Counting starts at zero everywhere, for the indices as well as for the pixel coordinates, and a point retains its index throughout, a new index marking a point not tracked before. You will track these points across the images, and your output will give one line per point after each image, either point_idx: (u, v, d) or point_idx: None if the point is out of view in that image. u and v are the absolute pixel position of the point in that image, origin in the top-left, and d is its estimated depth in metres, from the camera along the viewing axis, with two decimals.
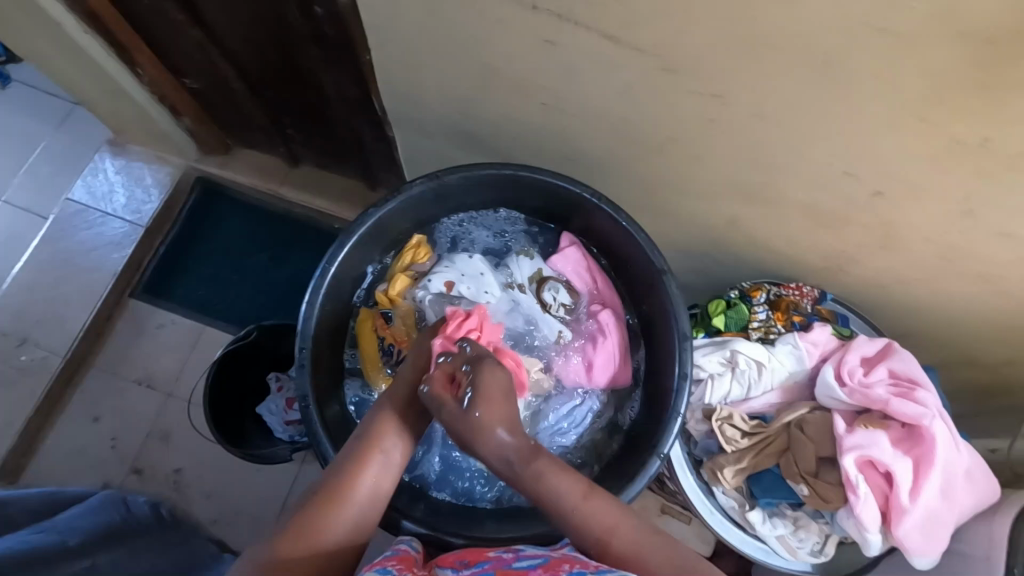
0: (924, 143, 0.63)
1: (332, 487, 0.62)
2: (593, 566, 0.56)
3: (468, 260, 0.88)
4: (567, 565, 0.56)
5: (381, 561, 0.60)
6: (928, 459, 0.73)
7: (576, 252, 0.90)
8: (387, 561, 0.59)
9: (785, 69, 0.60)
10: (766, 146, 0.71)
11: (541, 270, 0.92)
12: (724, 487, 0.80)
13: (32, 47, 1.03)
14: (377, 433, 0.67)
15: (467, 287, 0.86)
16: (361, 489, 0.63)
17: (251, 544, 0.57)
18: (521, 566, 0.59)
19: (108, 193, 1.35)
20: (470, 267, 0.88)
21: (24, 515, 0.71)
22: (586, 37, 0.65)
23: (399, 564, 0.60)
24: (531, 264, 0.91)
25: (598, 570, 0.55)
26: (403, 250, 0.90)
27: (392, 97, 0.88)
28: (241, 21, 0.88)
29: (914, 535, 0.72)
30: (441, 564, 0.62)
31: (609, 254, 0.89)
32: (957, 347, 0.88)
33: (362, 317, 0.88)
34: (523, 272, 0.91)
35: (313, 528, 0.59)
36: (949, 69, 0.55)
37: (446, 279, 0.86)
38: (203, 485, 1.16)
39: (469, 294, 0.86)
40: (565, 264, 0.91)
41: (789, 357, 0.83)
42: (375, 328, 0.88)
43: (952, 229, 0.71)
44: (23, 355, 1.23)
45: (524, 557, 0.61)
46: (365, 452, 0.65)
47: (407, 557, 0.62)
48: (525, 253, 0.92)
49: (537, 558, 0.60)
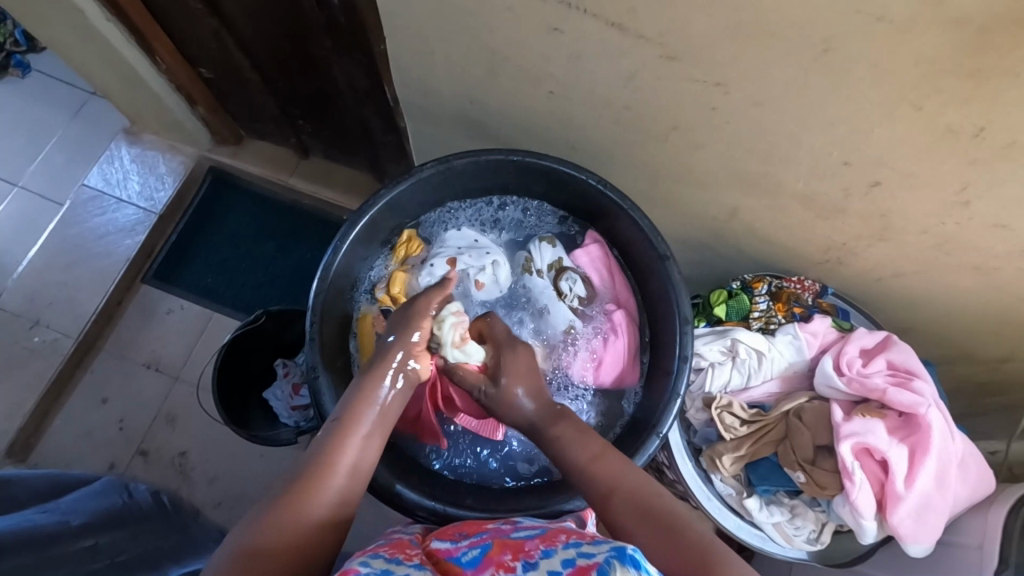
0: (919, 134, 0.63)
1: (316, 460, 0.62)
2: (589, 537, 0.54)
3: (457, 232, 0.92)
4: (564, 536, 0.56)
5: (374, 547, 0.58)
6: (923, 447, 0.73)
7: (599, 249, 0.91)
8: (381, 547, 0.58)
9: (783, 58, 0.60)
10: (766, 136, 0.71)
11: (562, 259, 0.93)
12: (722, 474, 0.81)
13: (55, 35, 1.07)
14: (359, 404, 0.68)
15: (469, 258, 0.89)
16: (346, 459, 0.63)
17: (240, 528, 0.55)
18: (519, 536, 0.59)
19: (122, 180, 1.40)
20: (463, 241, 0.91)
21: (26, 494, 0.86)
22: (592, 25, 0.65)
23: (392, 549, 0.59)
24: (552, 252, 0.93)
25: (595, 540, 0.52)
26: (396, 246, 0.92)
27: (404, 86, 0.90)
28: (256, 12, 0.91)
29: (907, 522, 0.73)
30: (441, 536, 0.63)
31: (625, 253, 0.89)
32: (958, 339, 0.88)
33: (365, 316, 0.88)
34: (543, 258, 0.92)
35: (300, 499, 0.58)
36: (947, 58, 0.54)
37: (448, 256, 0.89)
38: (208, 468, 1.22)
39: (471, 263, 0.89)
40: (586, 258, 0.92)
41: (789, 347, 0.85)
42: (375, 325, 0.87)
43: (949, 220, 0.71)
44: (35, 336, 1.28)
45: (522, 527, 0.61)
46: (348, 427, 0.65)
47: (400, 543, 0.61)
48: (549, 240, 0.93)
49: (536, 529, 0.60)
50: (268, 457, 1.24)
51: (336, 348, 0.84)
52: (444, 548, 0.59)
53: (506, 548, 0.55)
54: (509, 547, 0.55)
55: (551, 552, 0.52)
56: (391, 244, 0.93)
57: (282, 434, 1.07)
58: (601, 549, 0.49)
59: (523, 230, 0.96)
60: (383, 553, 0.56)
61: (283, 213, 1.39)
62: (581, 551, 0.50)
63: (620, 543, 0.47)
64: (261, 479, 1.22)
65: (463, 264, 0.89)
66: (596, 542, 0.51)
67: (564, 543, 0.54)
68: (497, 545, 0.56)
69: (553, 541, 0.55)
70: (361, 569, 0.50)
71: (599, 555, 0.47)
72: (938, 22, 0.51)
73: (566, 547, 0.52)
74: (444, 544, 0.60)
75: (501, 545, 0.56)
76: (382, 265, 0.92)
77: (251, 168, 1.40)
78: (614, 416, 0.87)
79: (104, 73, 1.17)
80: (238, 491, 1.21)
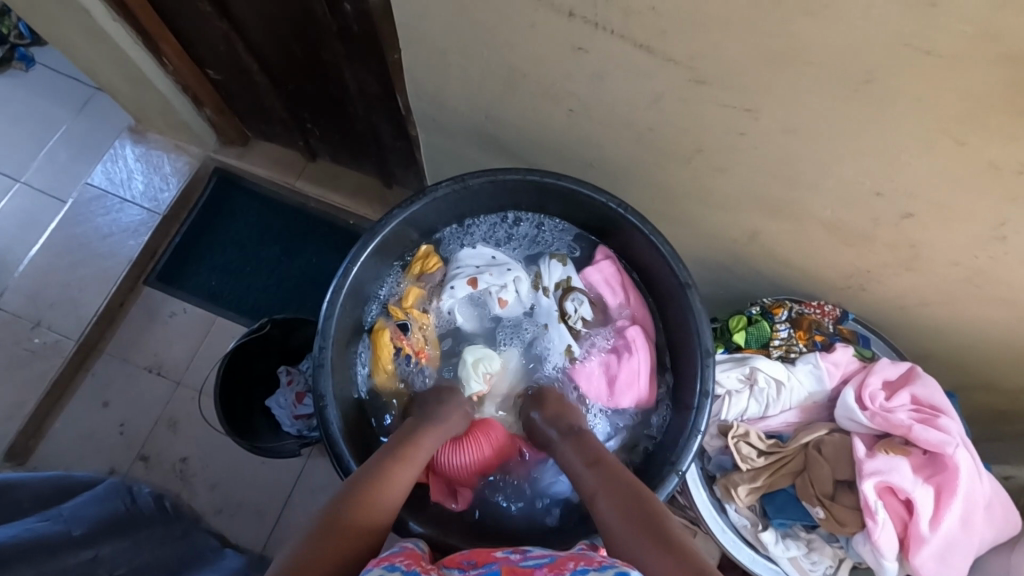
0: (959, 167, 0.60)
1: (369, 473, 0.65)
2: (597, 562, 0.52)
3: (473, 251, 0.91)
4: (573, 562, 0.53)
5: (390, 557, 0.55)
6: (950, 488, 0.71)
7: (611, 265, 0.89)
8: (396, 556, 0.55)
9: (820, 87, 0.58)
10: (794, 162, 0.69)
11: (570, 278, 0.91)
12: (736, 505, 0.79)
13: (61, 33, 1.04)
14: (420, 426, 0.75)
15: (490, 276, 0.89)
16: (399, 482, 0.65)
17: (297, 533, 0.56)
18: (528, 565, 0.56)
19: (127, 179, 1.37)
20: (480, 258, 0.91)
21: (31, 499, 0.84)
22: (620, 45, 0.62)
23: (408, 559, 0.55)
24: (562, 270, 0.91)
25: (602, 566, 0.51)
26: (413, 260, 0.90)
27: (418, 98, 0.87)
28: (266, 14, 0.88)
29: (930, 563, 0.71)
30: (447, 564, 0.58)
31: (638, 266, 0.87)
32: (981, 370, 0.86)
33: (379, 328, 0.87)
34: (552, 275, 0.91)
35: (354, 503, 0.60)
36: (992, 94, 0.52)
37: (468, 277, 0.89)
38: (208, 475, 1.21)
39: (493, 281, 0.89)
40: (598, 275, 0.89)
41: (809, 376, 0.82)
42: (392, 338, 0.86)
43: (982, 253, 0.69)
44: (36, 338, 1.26)
45: (531, 557, 0.58)
46: (403, 447, 0.70)
47: (414, 555, 0.57)
48: (559, 257, 0.92)
49: (544, 557, 0.57)
50: (270, 464, 1.22)
51: (343, 372, 0.82)
52: None
53: None
54: None
55: None
56: (403, 262, 0.91)
57: (287, 445, 1.07)
58: None
59: (534, 244, 0.94)
60: (400, 564, 0.53)
61: (290, 216, 1.37)
62: None
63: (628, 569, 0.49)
64: (263, 488, 1.20)
65: (485, 284, 0.89)
66: (604, 568, 0.50)
67: (572, 570, 0.51)
68: None
69: (561, 569, 0.52)
70: None
71: None
72: (990, 57, 0.49)
73: None
74: None
75: None
76: (394, 279, 0.90)
77: (260, 171, 1.38)
78: (637, 438, 0.86)
79: (111, 73, 1.15)
80: (239, 498, 1.19)
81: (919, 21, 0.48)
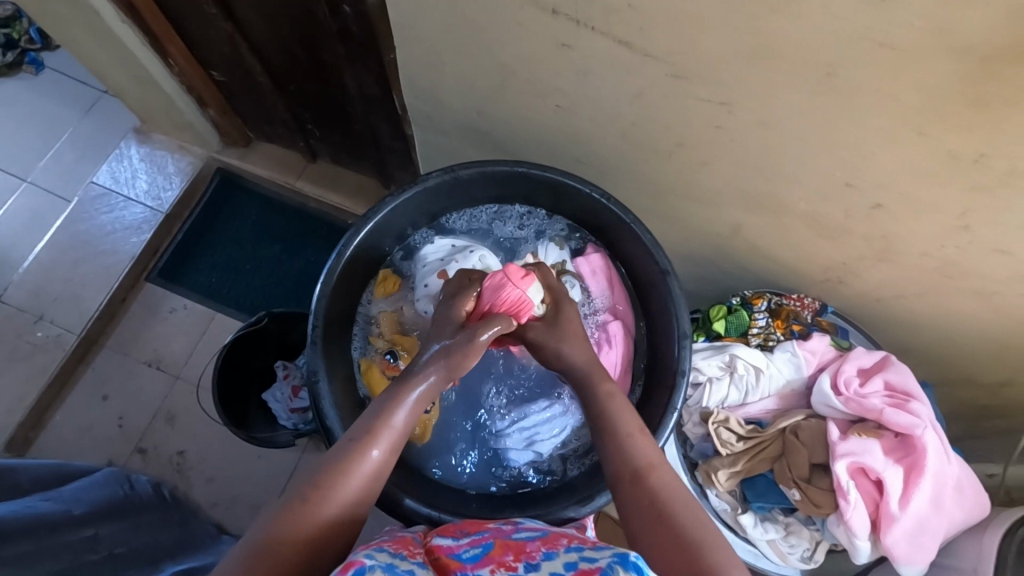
0: (921, 158, 0.63)
1: (331, 468, 0.60)
2: (590, 542, 0.54)
3: (434, 246, 0.92)
4: (565, 539, 0.56)
5: (380, 544, 0.57)
6: (918, 468, 0.74)
7: (600, 258, 0.93)
8: (384, 542, 0.57)
9: (789, 81, 0.61)
10: (769, 157, 0.72)
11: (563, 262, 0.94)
12: (717, 489, 0.82)
13: (72, 33, 1.08)
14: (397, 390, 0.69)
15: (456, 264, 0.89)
16: (360, 473, 0.61)
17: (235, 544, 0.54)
18: (520, 537, 0.58)
19: (130, 178, 1.41)
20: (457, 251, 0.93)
21: (31, 482, 0.86)
22: (603, 43, 0.66)
23: (396, 544, 0.57)
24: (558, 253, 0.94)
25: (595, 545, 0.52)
26: (376, 288, 0.93)
27: (414, 96, 0.91)
28: (269, 16, 0.92)
29: (902, 543, 0.73)
30: (441, 534, 0.62)
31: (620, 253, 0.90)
32: (958, 364, 0.89)
33: (368, 365, 0.89)
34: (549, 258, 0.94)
35: (302, 509, 0.56)
36: (947, 85, 0.55)
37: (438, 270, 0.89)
38: (205, 468, 1.23)
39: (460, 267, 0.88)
40: (587, 267, 0.93)
41: (788, 363, 0.85)
42: (382, 369, 0.89)
43: (950, 243, 0.72)
44: (39, 331, 1.29)
45: (523, 528, 0.61)
46: (372, 426, 0.64)
47: (403, 540, 0.60)
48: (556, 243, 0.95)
49: (536, 531, 0.59)
50: (265, 458, 1.24)
51: (339, 356, 0.85)
52: (446, 545, 0.58)
53: (508, 549, 0.54)
54: (511, 548, 0.54)
55: (553, 555, 0.52)
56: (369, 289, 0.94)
57: (281, 436, 1.08)
58: (604, 554, 0.48)
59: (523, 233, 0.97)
60: (388, 548, 0.55)
61: (290, 215, 1.40)
62: (585, 554, 0.49)
63: (624, 551, 0.46)
64: (258, 481, 1.22)
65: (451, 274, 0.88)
66: (598, 547, 0.50)
67: (566, 546, 0.53)
68: (499, 546, 0.55)
69: (555, 543, 0.55)
70: (368, 560, 0.49)
71: (601, 560, 0.46)
72: (942, 50, 0.52)
73: (568, 550, 0.52)
74: (444, 541, 0.60)
75: (504, 547, 0.55)
76: (367, 311, 0.93)
77: (261, 171, 1.41)
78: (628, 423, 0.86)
79: (119, 74, 1.19)
80: (235, 490, 1.21)
81: (876, 17, 0.52)
